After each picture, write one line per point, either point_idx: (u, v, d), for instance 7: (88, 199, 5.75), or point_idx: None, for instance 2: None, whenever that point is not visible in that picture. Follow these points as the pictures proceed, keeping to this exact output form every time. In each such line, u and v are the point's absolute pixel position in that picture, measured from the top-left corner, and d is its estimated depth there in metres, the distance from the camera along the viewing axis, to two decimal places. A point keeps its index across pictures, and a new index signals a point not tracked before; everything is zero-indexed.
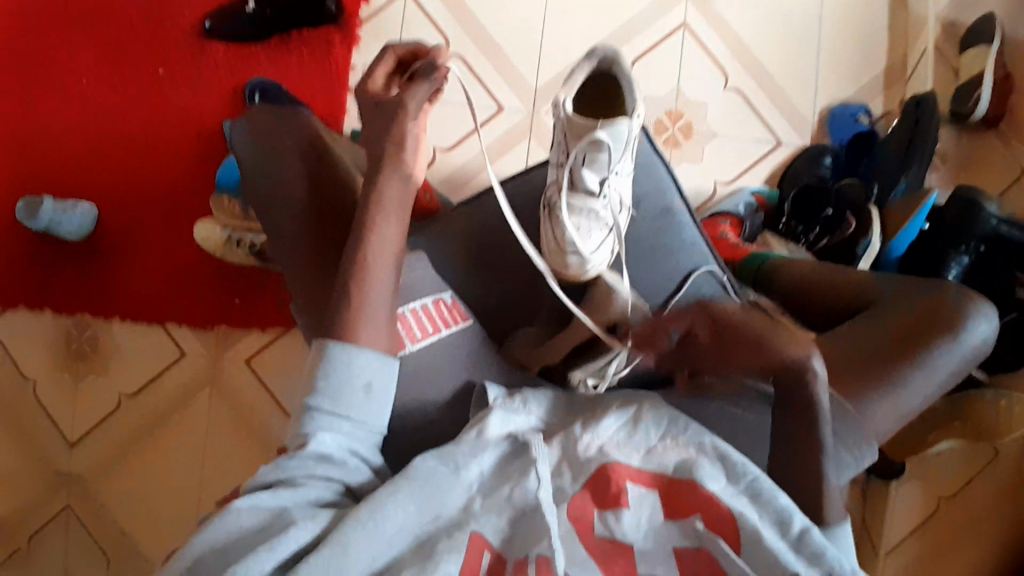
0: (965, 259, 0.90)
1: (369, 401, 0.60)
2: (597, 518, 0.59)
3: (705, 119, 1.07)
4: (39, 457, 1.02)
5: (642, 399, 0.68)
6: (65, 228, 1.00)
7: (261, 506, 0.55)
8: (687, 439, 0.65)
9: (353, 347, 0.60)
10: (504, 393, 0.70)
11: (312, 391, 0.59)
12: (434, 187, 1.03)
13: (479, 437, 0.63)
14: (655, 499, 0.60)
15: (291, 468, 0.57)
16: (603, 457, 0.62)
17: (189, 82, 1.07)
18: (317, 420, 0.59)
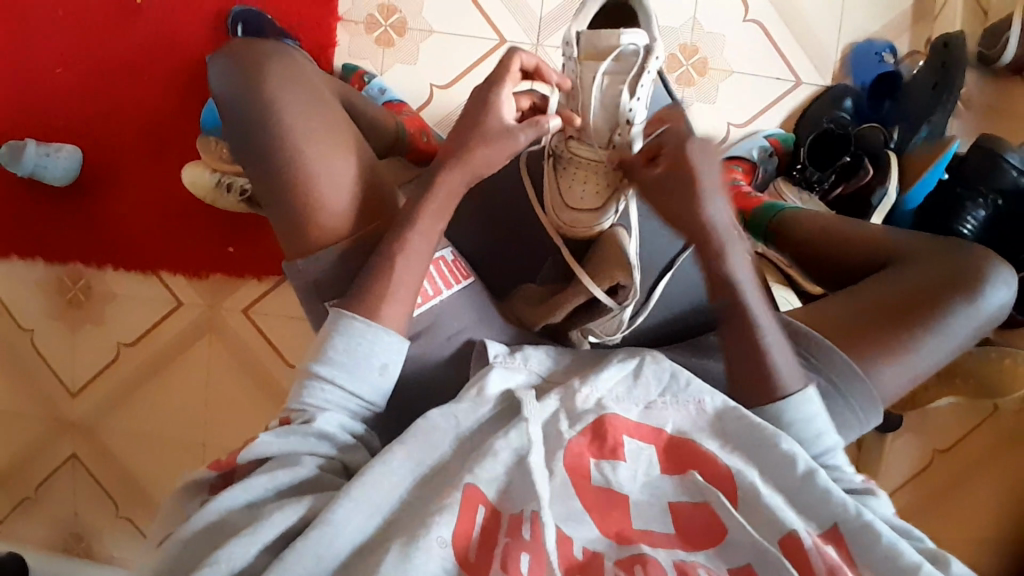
0: (982, 212, 0.87)
1: (381, 384, 0.60)
2: (593, 466, 0.56)
3: (722, 54, 1.00)
4: (45, 404, 1.03)
5: (645, 352, 0.63)
6: (49, 173, 0.96)
7: (254, 485, 0.53)
8: (689, 395, 0.61)
9: (376, 328, 0.59)
10: (505, 350, 0.66)
11: (326, 362, 0.58)
12: (431, 128, 0.97)
13: (479, 395, 0.60)
14: (652, 453, 0.57)
15: (288, 442, 0.56)
16: (602, 409, 0.58)
17: (165, 10, 0.99)
18: (327, 394, 0.58)
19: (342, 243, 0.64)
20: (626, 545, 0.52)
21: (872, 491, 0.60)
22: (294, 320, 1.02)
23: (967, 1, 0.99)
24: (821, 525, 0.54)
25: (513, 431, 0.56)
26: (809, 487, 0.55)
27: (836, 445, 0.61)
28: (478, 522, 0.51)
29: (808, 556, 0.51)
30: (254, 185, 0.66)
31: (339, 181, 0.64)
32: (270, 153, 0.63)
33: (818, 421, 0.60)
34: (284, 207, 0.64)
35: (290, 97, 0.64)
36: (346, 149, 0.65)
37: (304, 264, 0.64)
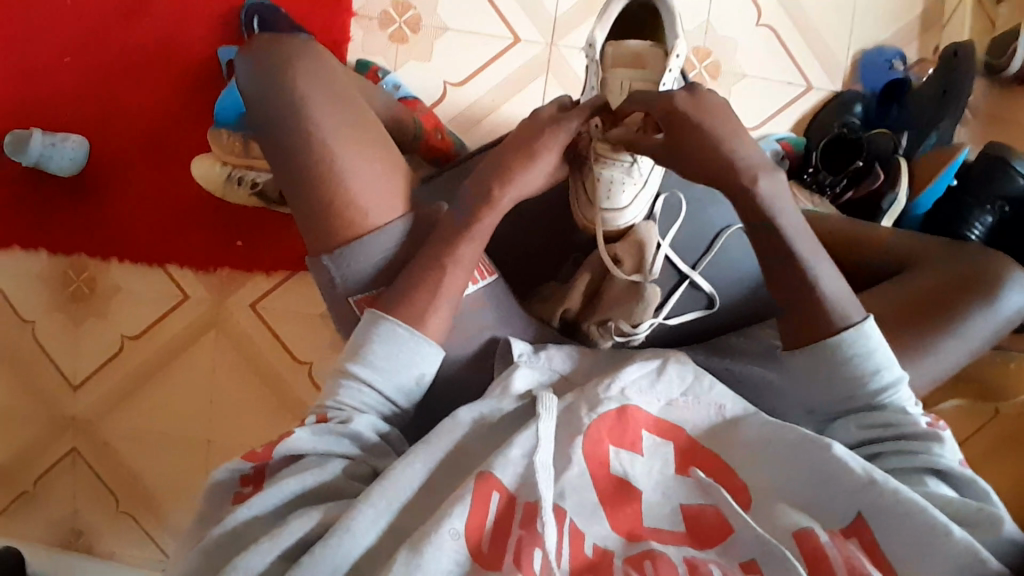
0: (989, 219, 0.89)
1: (413, 392, 0.61)
2: (612, 453, 0.56)
3: (734, 58, 1.01)
4: (45, 398, 1.01)
5: (668, 352, 0.64)
6: (55, 163, 0.95)
7: (283, 488, 0.52)
8: (710, 399, 0.61)
9: (418, 337, 0.60)
10: (529, 349, 0.66)
11: (364, 364, 0.59)
12: (446, 127, 0.97)
13: (503, 392, 0.60)
14: (670, 451, 0.57)
15: (318, 440, 0.55)
16: (624, 399, 0.59)
17: (180, 2, 0.98)
18: (362, 396, 0.58)
19: (370, 232, 0.63)
20: (636, 542, 0.52)
21: (939, 435, 0.58)
22: (300, 316, 1.01)
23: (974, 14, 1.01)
24: (845, 518, 0.54)
25: (530, 423, 0.56)
26: (834, 474, 0.55)
27: (898, 379, 0.60)
28: (493, 513, 0.51)
29: (825, 553, 0.50)
30: (280, 177, 0.65)
31: (365, 176, 0.63)
32: (299, 144, 0.62)
33: (878, 355, 0.59)
34: (310, 198, 0.63)
35: (319, 89, 0.64)
36: (373, 143, 0.65)
37: (328, 260, 0.64)
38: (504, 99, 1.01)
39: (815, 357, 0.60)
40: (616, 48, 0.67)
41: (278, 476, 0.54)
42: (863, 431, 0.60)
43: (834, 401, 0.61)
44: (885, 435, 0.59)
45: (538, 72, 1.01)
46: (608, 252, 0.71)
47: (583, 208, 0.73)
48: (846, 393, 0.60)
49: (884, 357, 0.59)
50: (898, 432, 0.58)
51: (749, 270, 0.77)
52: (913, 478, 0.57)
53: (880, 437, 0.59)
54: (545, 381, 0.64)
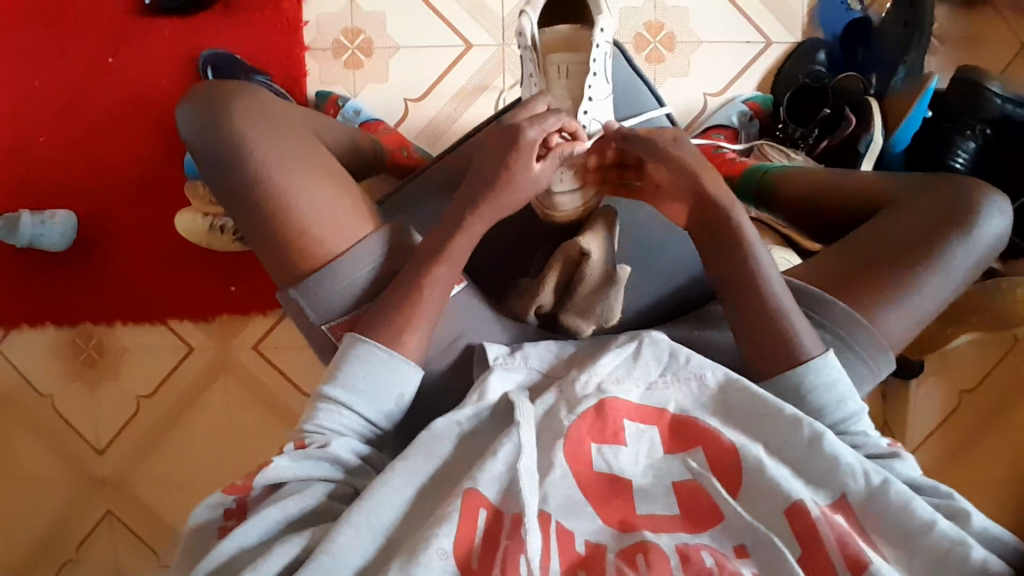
0: (972, 143, 0.85)
1: (394, 411, 0.62)
2: (595, 452, 0.59)
3: (688, 25, 1.00)
4: (74, 467, 1.04)
5: (642, 333, 0.65)
6: (48, 240, 0.98)
7: (266, 518, 0.54)
8: (689, 371, 0.63)
9: (397, 359, 0.61)
10: (505, 350, 0.67)
11: (342, 385, 0.60)
12: (411, 142, 0.99)
13: (480, 399, 0.61)
14: (654, 435, 0.60)
15: (299, 465, 0.57)
16: (601, 393, 0.61)
17: (140, 65, 1.01)
18: (342, 418, 0.59)
19: (338, 258, 0.65)
20: (629, 533, 0.55)
21: (896, 452, 0.62)
22: (304, 349, 1.03)
23: None
24: (830, 495, 0.57)
25: (511, 432, 0.58)
26: (819, 463, 0.58)
27: (858, 411, 0.62)
28: (480, 527, 0.53)
29: (816, 526, 0.54)
30: (241, 223, 0.67)
31: (316, 212, 0.64)
32: (250, 188, 0.64)
33: (840, 387, 0.61)
34: (271, 240, 0.65)
35: (264, 136, 0.65)
36: (325, 176, 0.66)
37: (297, 293, 0.66)
38: (466, 106, 1.01)
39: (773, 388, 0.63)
40: (547, 34, 0.74)
41: (263, 505, 0.56)
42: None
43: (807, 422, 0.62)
44: None
45: (495, 74, 1.01)
46: (578, 244, 0.69)
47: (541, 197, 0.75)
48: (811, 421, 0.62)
49: (846, 389, 0.61)
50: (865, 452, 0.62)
51: None
52: None
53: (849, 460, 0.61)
54: (524, 381, 0.66)
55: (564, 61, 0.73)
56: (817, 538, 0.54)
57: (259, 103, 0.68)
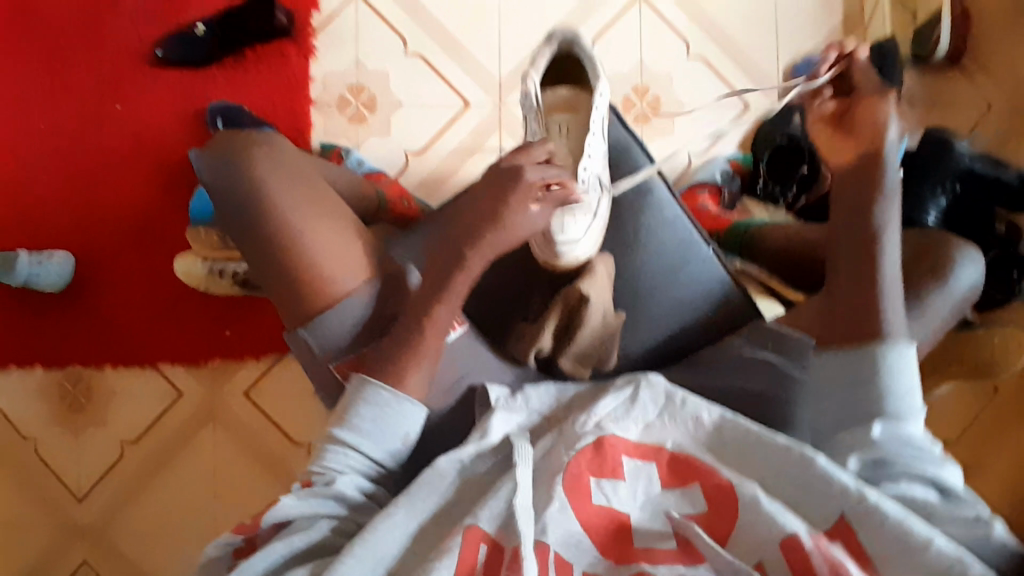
0: (943, 200, 0.92)
1: (399, 450, 0.63)
2: (594, 485, 0.60)
3: (672, 91, 1.07)
4: (50, 515, 1.01)
5: (640, 376, 0.67)
6: (44, 280, 0.98)
7: (270, 553, 0.56)
8: (686, 414, 0.65)
9: (402, 399, 0.62)
10: (506, 393, 0.69)
11: (349, 427, 0.61)
12: (411, 193, 1.02)
13: (482, 439, 0.63)
14: (651, 470, 0.62)
15: (303, 504, 0.58)
16: (600, 430, 0.64)
17: (148, 113, 1.04)
18: (348, 459, 0.61)
19: (348, 296, 0.67)
20: (625, 565, 0.57)
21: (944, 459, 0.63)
22: (293, 400, 1.03)
23: (895, 11, 1.09)
24: (827, 520, 0.58)
25: (510, 475, 0.60)
26: (820, 484, 0.59)
27: (918, 411, 0.63)
28: (481, 561, 0.55)
29: (808, 557, 0.54)
30: (254, 260, 0.70)
31: (329, 254, 0.67)
32: (267, 227, 0.67)
33: (910, 385, 0.62)
34: (282, 276, 0.67)
35: (281, 180, 0.69)
36: (339, 218, 0.69)
37: (306, 332, 0.68)
38: (465, 160, 1.06)
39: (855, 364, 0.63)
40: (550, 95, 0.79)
41: (268, 542, 0.58)
42: (885, 438, 0.61)
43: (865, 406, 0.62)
44: (904, 450, 0.61)
45: (491, 130, 1.07)
46: (578, 289, 0.76)
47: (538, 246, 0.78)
48: (870, 404, 0.62)
49: (911, 386, 0.62)
50: (918, 448, 0.61)
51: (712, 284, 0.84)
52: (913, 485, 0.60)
53: (899, 449, 0.61)
54: (525, 424, 0.68)
55: (564, 121, 0.79)
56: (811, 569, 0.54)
57: (277, 152, 0.72)
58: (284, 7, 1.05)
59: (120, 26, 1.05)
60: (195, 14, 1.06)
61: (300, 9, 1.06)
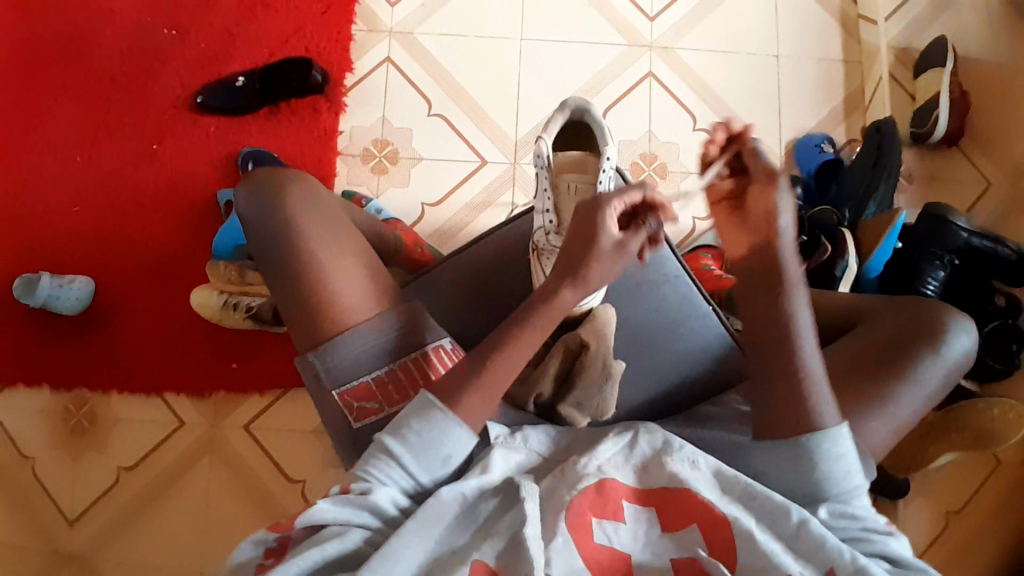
0: (942, 272, 0.94)
1: (440, 472, 0.63)
2: (596, 526, 0.60)
3: (678, 159, 1.13)
4: (38, 538, 1.00)
5: (638, 426, 0.69)
6: (62, 304, 1.02)
7: (305, 560, 0.55)
8: (683, 457, 0.66)
9: (453, 422, 0.61)
10: (506, 431, 0.71)
11: (398, 440, 0.61)
12: (425, 240, 1.06)
13: (485, 472, 0.64)
14: (652, 514, 0.62)
15: (342, 511, 0.58)
16: (601, 473, 0.64)
17: (184, 154, 1.11)
18: (391, 472, 0.61)
19: (359, 324, 0.71)
20: None
21: (893, 530, 0.63)
22: (296, 433, 1.04)
23: (895, 93, 1.15)
24: (819, 571, 0.58)
25: (518, 508, 0.60)
26: (809, 545, 0.59)
27: (861, 484, 0.64)
28: None
29: None
30: (270, 281, 0.73)
31: (344, 283, 0.71)
32: (288, 247, 0.71)
33: (848, 459, 0.62)
34: (297, 298, 0.71)
35: (309, 210, 0.73)
36: (358, 251, 0.74)
37: (314, 356, 0.70)
38: (478, 213, 1.11)
39: (790, 453, 0.63)
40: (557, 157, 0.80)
41: (301, 544, 0.58)
42: (833, 519, 0.62)
43: (810, 488, 0.64)
44: (850, 526, 0.62)
45: (505, 187, 1.12)
46: (578, 336, 0.76)
47: None
48: (814, 486, 0.63)
49: (852, 463, 0.63)
50: (863, 523, 0.62)
51: (713, 341, 0.83)
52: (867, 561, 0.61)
53: (848, 528, 0.62)
54: (524, 463, 0.69)
55: (574, 180, 0.79)
56: None
57: (311, 186, 0.77)
58: (319, 65, 1.14)
59: (168, 74, 1.14)
60: (237, 68, 1.15)
61: (335, 69, 1.15)
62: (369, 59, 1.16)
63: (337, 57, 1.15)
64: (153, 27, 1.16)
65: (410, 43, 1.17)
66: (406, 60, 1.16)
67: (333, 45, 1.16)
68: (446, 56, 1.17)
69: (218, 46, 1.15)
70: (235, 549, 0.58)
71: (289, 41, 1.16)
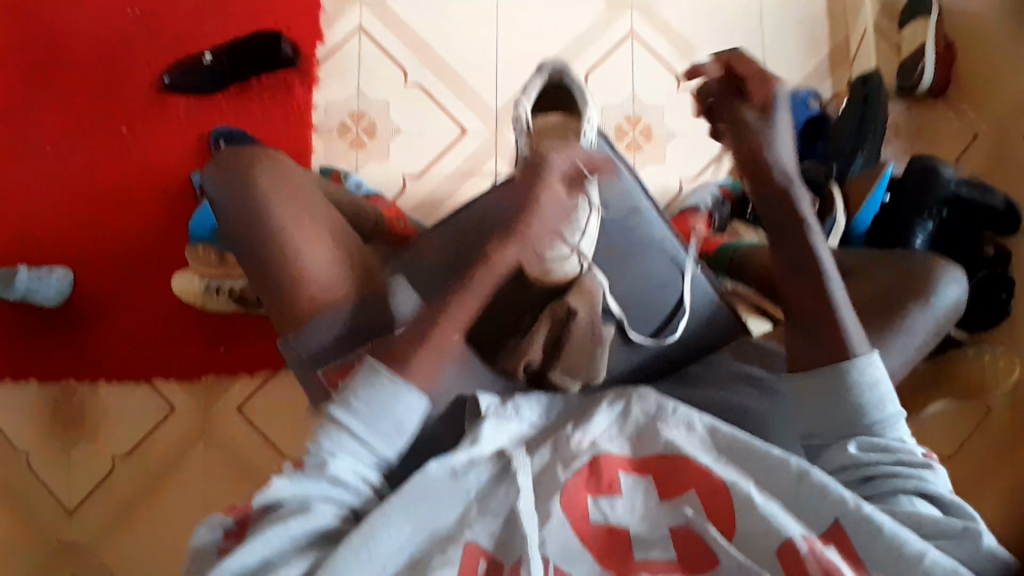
0: (930, 224, 0.93)
1: (396, 438, 0.62)
2: (591, 503, 0.60)
3: (663, 120, 1.11)
4: (33, 533, 0.99)
5: (631, 392, 0.69)
6: (41, 297, 1.00)
7: (270, 538, 0.55)
8: (677, 420, 0.67)
9: (402, 385, 0.62)
10: (496, 401, 0.70)
11: (347, 410, 0.61)
12: (407, 214, 1.05)
13: (475, 445, 0.64)
14: (649, 483, 0.61)
15: (302, 487, 0.58)
16: (594, 449, 0.64)
17: (157, 138, 1.08)
18: (343, 442, 0.60)
19: (337, 304, 0.70)
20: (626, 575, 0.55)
21: (929, 464, 0.60)
22: (289, 413, 1.03)
23: (882, 43, 1.13)
24: (822, 524, 0.57)
25: (510, 482, 0.61)
26: (815, 496, 0.58)
27: (896, 414, 0.61)
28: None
29: (804, 562, 0.54)
30: (249, 266, 0.72)
31: (325, 266, 0.71)
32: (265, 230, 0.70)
33: (882, 386, 0.61)
34: (280, 284, 0.70)
35: (283, 193, 0.72)
36: (338, 233, 0.73)
37: (295, 339, 0.70)
38: (460, 185, 1.09)
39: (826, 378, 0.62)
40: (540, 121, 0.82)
41: (258, 523, 0.58)
42: (863, 453, 0.60)
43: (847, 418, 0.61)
44: (884, 458, 0.59)
45: (487, 156, 1.10)
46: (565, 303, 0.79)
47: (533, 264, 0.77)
48: (850, 416, 0.61)
49: (886, 391, 0.61)
50: (896, 456, 0.59)
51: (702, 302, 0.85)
52: (901, 497, 0.58)
53: (881, 460, 0.59)
54: (518, 435, 0.69)
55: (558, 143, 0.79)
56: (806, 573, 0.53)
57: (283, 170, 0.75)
58: (290, 38, 1.10)
59: (135, 56, 1.11)
60: (206, 45, 1.11)
61: (306, 42, 1.12)
62: (341, 30, 1.13)
63: (308, 30, 1.12)
64: (117, 8, 1.12)
65: (384, 12, 1.14)
66: (379, 29, 1.13)
67: (304, 18, 1.12)
68: (421, 24, 1.13)
69: (186, 24, 1.12)
70: (193, 535, 0.58)
71: (258, 15, 1.12)
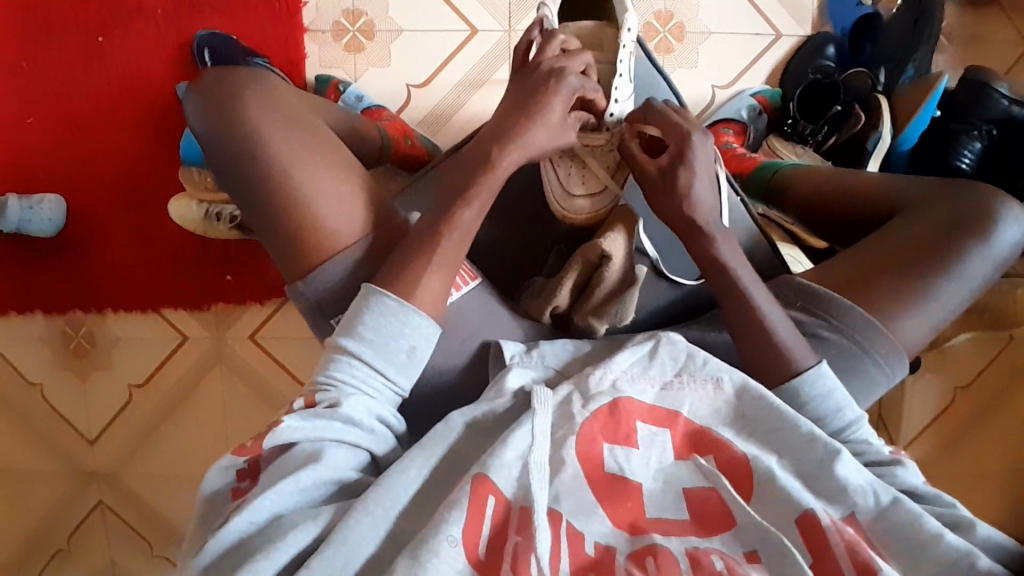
0: (978, 144, 0.86)
1: (409, 367, 0.59)
2: (607, 452, 0.56)
3: (698, 16, 0.99)
4: (64, 459, 1.02)
5: (659, 333, 0.63)
6: (36, 226, 0.95)
7: (280, 490, 0.51)
8: (706, 373, 0.61)
9: (409, 308, 0.58)
10: (520, 349, 0.66)
11: (355, 338, 0.57)
12: (415, 130, 0.96)
13: (497, 394, 0.60)
14: (667, 437, 0.58)
15: (312, 426, 0.54)
16: (616, 391, 0.59)
17: (132, 45, 0.96)
18: (354, 371, 0.57)
19: (347, 254, 0.63)
20: (639, 536, 0.53)
21: (900, 459, 0.62)
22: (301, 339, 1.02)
23: None
24: (841, 508, 0.56)
25: (526, 419, 0.56)
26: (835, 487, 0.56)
27: (858, 417, 0.63)
28: (489, 515, 0.50)
29: (826, 534, 0.52)
30: (253, 219, 0.66)
31: (330, 215, 0.63)
32: (263, 181, 0.62)
33: (837, 395, 0.62)
34: (284, 240, 0.64)
35: (278, 126, 0.64)
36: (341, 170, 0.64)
37: (303, 287, 0.64)
38: (471, 95, 0.99)
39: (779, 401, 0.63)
40: (573, 28, 0.74)
41: (271, 467, 0.53)
42: None
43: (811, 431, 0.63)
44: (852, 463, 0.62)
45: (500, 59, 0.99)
46: (598, 248, 0.66)
47: (558, 197, 0.74)
48: None
49: (842, 398, 0.62)
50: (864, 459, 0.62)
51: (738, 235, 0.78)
52: None
53: None
54: (540, 378, 0.64)
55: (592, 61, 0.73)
56: (828, 548, 0.52)
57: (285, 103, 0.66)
58: None
59: None
60: None
61: None
62: None
63: None
64: None
65: None
66: None
67: None
68: None
69: None
70: (203, 481, 0.54)
71: None
